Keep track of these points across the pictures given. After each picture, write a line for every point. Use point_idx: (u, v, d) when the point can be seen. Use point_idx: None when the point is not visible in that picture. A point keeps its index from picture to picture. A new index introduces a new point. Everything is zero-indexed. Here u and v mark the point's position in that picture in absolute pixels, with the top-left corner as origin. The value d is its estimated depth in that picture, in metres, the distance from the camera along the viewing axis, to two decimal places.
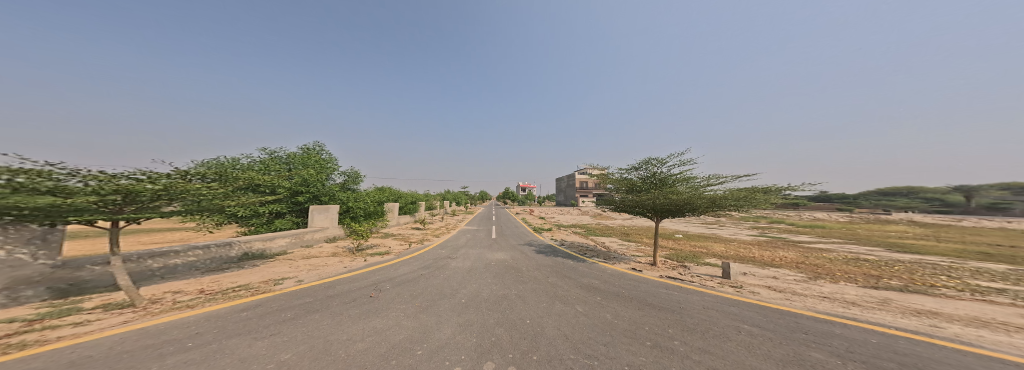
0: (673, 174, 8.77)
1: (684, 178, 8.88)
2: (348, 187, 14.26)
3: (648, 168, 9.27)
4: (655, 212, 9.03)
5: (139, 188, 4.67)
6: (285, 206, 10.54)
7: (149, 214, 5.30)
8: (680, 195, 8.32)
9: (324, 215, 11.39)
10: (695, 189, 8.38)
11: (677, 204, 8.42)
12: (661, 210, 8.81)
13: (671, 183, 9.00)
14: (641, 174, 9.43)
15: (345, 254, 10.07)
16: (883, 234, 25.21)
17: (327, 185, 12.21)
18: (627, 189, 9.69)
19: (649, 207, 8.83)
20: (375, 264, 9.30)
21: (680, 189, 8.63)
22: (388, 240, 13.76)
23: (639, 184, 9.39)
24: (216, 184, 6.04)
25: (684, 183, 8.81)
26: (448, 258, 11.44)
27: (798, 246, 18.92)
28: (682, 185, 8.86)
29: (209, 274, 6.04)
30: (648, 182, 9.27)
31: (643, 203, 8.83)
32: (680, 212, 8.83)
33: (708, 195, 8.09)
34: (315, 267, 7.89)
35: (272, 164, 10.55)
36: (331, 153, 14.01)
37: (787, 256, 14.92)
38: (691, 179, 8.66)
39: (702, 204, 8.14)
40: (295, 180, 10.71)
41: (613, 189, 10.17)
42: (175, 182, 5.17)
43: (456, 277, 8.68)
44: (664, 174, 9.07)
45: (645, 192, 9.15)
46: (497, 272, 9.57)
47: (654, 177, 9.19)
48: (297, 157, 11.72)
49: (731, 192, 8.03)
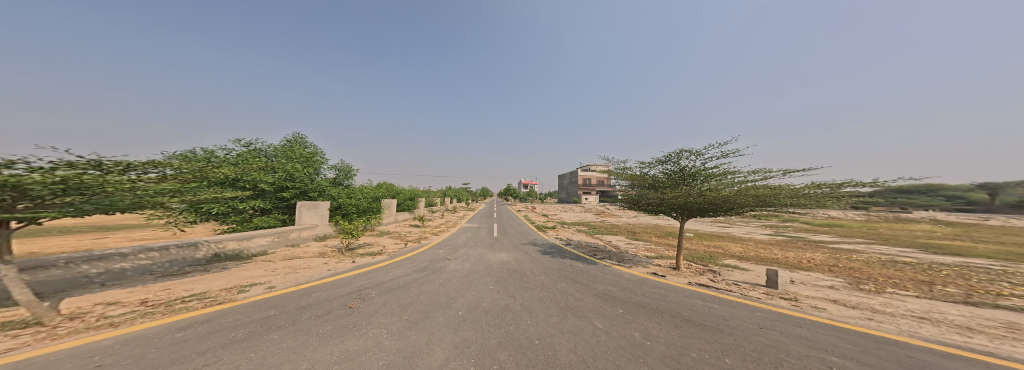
0: (706, 168, 7.63)
1: (719, 172, 7.73)
2: (339, 182, 13.33)
3: (675, 162, 8.15)
4: (683, 211, 7.91)
5: (20, 180, 3.93)
6: (269, 201, 9.69)
7: (57, 212, 4.60)
8: (719, 192, 7.18)
9: (312, 212, 10.53)
10: (735, 184, 7.23)
11: (713, 202, 7.30)
12: (691, 209, 7.70)
13: (704, 178, 7.86)
14: (667, 169, 8.31)
15: (334, 254, 9.17)
16: (910, 234, 23.64)
17: (315, 180, 11.32)
18: (649, 187, 8.58)
19: (679, 206, 7.72)
20: (364, 266, 8.40)
21: (715, 184, 7.49)
22: (382, 239, 12.80)
23: (663, 181, 8.31)
24: (151, 182, 5.30)
25: (719, 177, 7.66)
26: (447, 260, 10.50)
27: (823, 247, 17.60)
28: (718, 181, 7.73)
29: (163, 280, 5.05)
30: (675, 178, 8.16)
31: (670, 201, 7.71)
32: (713, 211, 7.71)
33: (754, 191, 6.91)
34: (296, 270, 6.99)
35: (252, 157, 9.67)
36: (319, 146, 13.11)
37: (816, 258, 13.70)
38: (728, 174, 7.51)
39: (746, 202, 6.98)
40: (277, 175, 9.81)
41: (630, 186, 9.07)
42: (83, 175, 4.46)
43: (453, 282, 7.73)
44: (696, 168, 7.93)
45: (672, 188, 8.02)
46: (500, 276, 8.60)
47: (683, 171, 8.06)
48: (280, 149, 10.84)
49: (782, 187, 6.85)
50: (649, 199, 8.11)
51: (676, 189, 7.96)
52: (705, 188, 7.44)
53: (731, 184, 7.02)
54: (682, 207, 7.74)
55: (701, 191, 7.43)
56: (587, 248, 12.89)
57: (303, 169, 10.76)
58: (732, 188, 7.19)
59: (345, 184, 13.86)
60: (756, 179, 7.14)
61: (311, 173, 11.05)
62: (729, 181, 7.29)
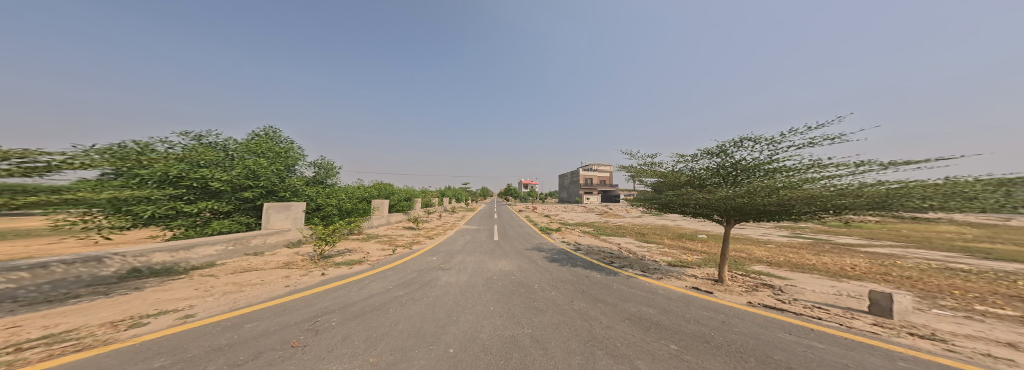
0: (770, 161, 6.10)
1: (793, 166, 6.08)
2: (318, 181, 11.87)
3: (726, 154, 6.67)
4: (737, 215, 6.35)
5: None
6: (227, 201, 8.09)
7: None
8: (791, 190, 5.61)
9: (282, 214, 9.03)
10: (814, 180, 5.61)
11: (781, 203, 5.73)
12: (750, 211, 6.14)
13: (772, 174, 6.21)
14: (714, 163, 6.82)
15: (304, 264, 7.59)
16: (938, 235, 22.20)
17: (285, 179, 9.88)
18: (691, 185, 7.08)
19: (739, 208, 6.14)
20: (338, 279, 6.87)
21: (782, 180, 5.93)
22: (367, 245, 11.29)
23: (710, 177, 6.79)
24: None
25: (791, 172, 6.02)
26: (440, 269, 8.96)
27: (855, 251, 16.02)
28: (797, 176, 5.98)
29: (23, 314, 3.60)
30: (724, 174, 6.67)
31: (722, 202, 6.15)
32: (778, 215, 6.12)
33: (842, 188, 5.29)
34: (241, 287, 5.20)
35: (206, 151, 8.19)
36: (293, 142, 11.71)
37: (857, 264, 12.13)
38: (799, 168, 5.94)
39: (831, 204, 5.34)
40: (235, 171, 8.28)
41: (665, 184, 7.56)
42: None
43: (445, 302, 6.22)
44: (760, 161, 6.32)
45: (727, 187, 6.49)
46: (503, 292, 7.04)
47: (742, 166, 6.46)
48: (243, 144, 9.38)
49: (884, 185, 5.21)
50: (691, 200, 6.58)
51: (731, 188, 6.43)
52: (770, 185, 5.88)
53: (809, 180, 5.44)
54: (738, 209, 6.17)
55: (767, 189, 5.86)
56: (601, 255, 11.29)
57: (268, 166, 9.29)
58: (808, 185, 5.60)
59: (325, 183, 12.43)
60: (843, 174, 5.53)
61: (279, 171, 9.64)
62: (803, 176, 5.71)
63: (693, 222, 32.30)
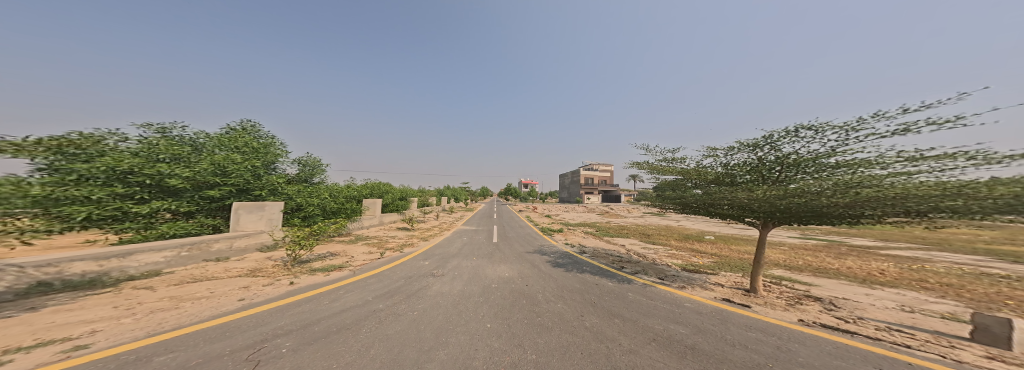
0: (821, 154, 5.16)
1: (864, 160, 4.97)
2: (301, 180, 10.91)
3: (768, 148, 5.73)
4: (778, 217, 5.39)
5: None
6: (186, 200, 6.93)
7: None
8: (852, 190, 4.64)
9: (254, 215, 8.04)
10: (893, 176, 4.54)
11: (838, 205, 4.75)
12: (801, 214, 5.16)
13: (835, 170, 5.14)
14: (751, 158, 5.91)
15: (274, 271, 6.64)
16: (953, 236, 21.47)
17: (262, 176, 8.93)
18: (722, 183, 6.14)
19: (788, 211, 5.17)
20: (312, 289, 5.91)
21: (847, 177, 4.89)
22: (354, 248, 10.33)
23: (746, 174, 5.87)
24: None
25: (861, 167, 4.94)
26: (431, 276, 7.99)
27: (875, 254, 15.12)
28: (870, 171, 4.87)
29: None
30: (765, 171, 5.73)
31: (762, 203, 5.20)
32: (830, 219, 5.12)
33: (918, 187, 4.30)
34: (177, 303, 4.15)
35: (168, 144, 7.06)
36: (274, 136, 10.73)
37: (885, 269, 11.21)
38: (859, 163, 4.96)
39: (904, 206, 4.35)
40: (198, 166, 7.19)
41: (691, 182, 6.66)
42: None
43: (432, 320, 5.25)
44: (818, 155, 5.27)
45: (771, 185, 5.55)
46: (504, 306, 6.06)
47: (790, 161, 5.48)
48: (214, 138, 8.37)
49: (981, 184, 4.14)
50: (724, 200, 5.65)
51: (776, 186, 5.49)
52: (827, 184, 4.89)
53: (876, 176, 4.47)
54: (781, 212, 5.22)
55: (826, 188, 4.87)
56: (609, 259, 10.34)
57: (240, 163, 8.27)
58: (880, 182, 4.55)
59: (310, 182, 11.46)
60: (919, 171, 4.54)
61: (253, 167, 8.64)
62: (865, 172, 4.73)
63: (698, 223, 31.46)
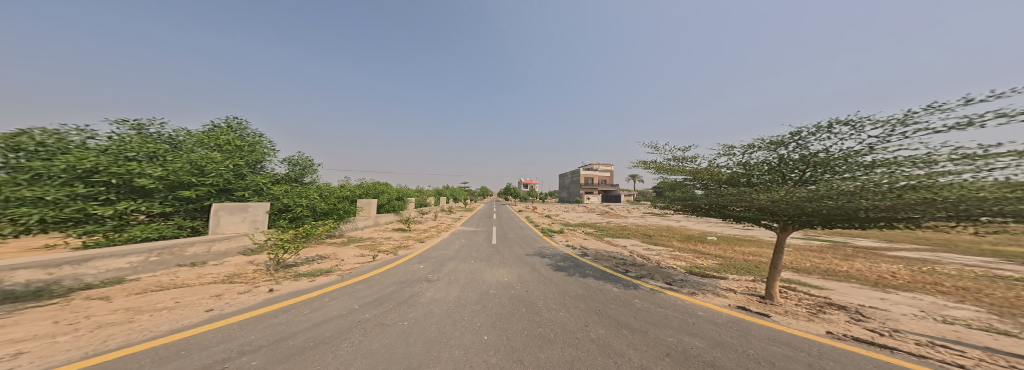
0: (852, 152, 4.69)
1: (907, 157, 4.42)
2: (291, 179, 10.45)
3: (793, 145, 5.27)
4: (803, 221, 4.93)
5: None
6: (158, 201, 6.44)
7: None
8: (889, 191, 4.17)
9: (236, 217, 7.63)
10: (941, 176, 4.01)
11: (872, 208, 4.28)
12: (830, 217, 4.69)
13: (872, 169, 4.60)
14: (772, 156, 5.46)
15: (253, 277, 6.20)
16: (959, 237, 21.14)
17: (246, 175, 8.46)
18: (738, 183, 5.77)
19: (816, 214, 4.70)
20: (293, 297, 5.46)
21: (885, 176, 4.37)
22: (345, 251, 9.90)
23: (766, 174, 5.43)
24: None
25: (903, 166, 4.40)
26: (424, 281, 7.55)
27: (883, 255, 14.74)
28: (915, 170, 4.32)
29: None
30: (788, 170, 5.28)
31: (785, 205, 4.77)
32: (862, 223, 4.65)
33: (970, 187, 3.80)
34: (132, 316, 3.71)
35: (141, 141, 6.56)
36: (262, 134, 10.19)
37: (896, 272, 10.83)
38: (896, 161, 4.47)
39: (952, 209, 3.86)
40: (172, 165, 6.67)
41: (705, 183, 6.30)
42: None
43: (422, 332, 4.80)
44: (851, 152, 4.76)
45: (795, 186, 5.10)
46: (502, 316, 5.59)
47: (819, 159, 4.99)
48: (194, 135, 7.87)
49: None
50: (741, 201, 5.26)
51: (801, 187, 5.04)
52: (861, 184, 4.39)
53: (918, 176, 4.00)
54: (807, 215, 4.76)
55: (859, 188, 4.38)
56: (612, 262, 9.91)
57: (220, 161, 7.75)
58: (925, 183, 4.03)
59: (301, 182, 10.99)
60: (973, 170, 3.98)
61: (235, 166, 8.15)
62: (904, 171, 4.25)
63: (699, 223, 31.13)
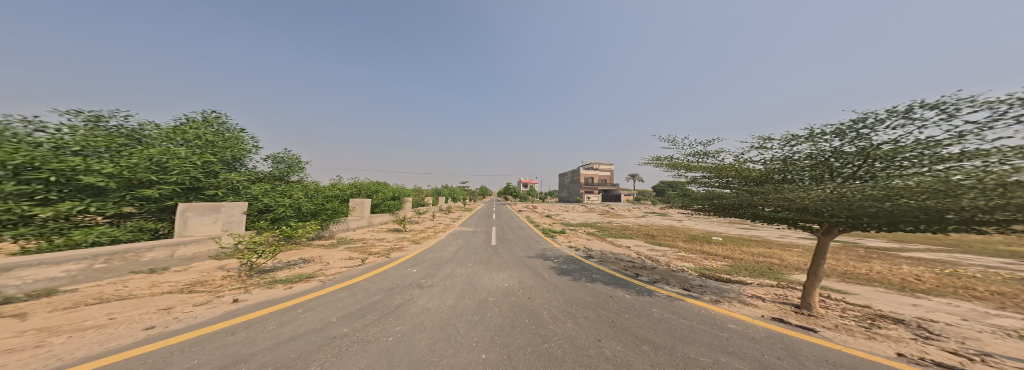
0: (925, 144, 3.91)
1: (1009, 149, 3.56)
2: (275, 177, 9.76)
3: (850, 136, 4.49)
4: (858, 225, 4.20)
5: None
6: (111, 202, 5.83)
7: None
8: (984, 190, 3.38)
9: (205, 217, 7.05)
10: None
11: (956, 210, 3.53)
12: (895, 220, 3.95)
13: (959, 163, 3.78)
14: (821, 148, 4.72)
15: (217, 287, 5.52)
16: (974, 238, 20.46)
17: (220, 173, 7.76)
18: (774, 181, 5.07)
19: (878, 217, 3.97)
20: (260, 310, 4.75)
21: (975, 173, 3.58)
22: (333, 253, 9.24)
23: (811, 169, 4.72)
24: None
25: (1001, 159, 3.56)
26: (416, 287, 6.84)
27: (899, 257, 14.09)
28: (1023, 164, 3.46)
29: None
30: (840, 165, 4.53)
31: (837, 206, 4.06)
32: (940, 226, 3.87)
33: None
34: (43, 338, 3.16)
35: (93, 135, 5.87)
36: (243, 129, 9.41)
37: (920, 275, 10.18)
38: (988, 153, 3.67)
39: None
40: (127, 160, 5.97)
41: (734, 180, 5.65)
42: None
43: (407, 351, 4.08)
44: (931, 144, 3.94)
45: (852, 183, 4.35)
46: (503, 332, 4.86)
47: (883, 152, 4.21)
48: (162, 129, 7.13)
49: None
50: (779, 201, 4.60)
51: (858, 184, 4.29)
52: (943, 183, 3.62)
53: None
54: (864, 217, 4.04)
55: (937, 186, 3.62)
56: (620, 265, 9.23)
57: (187, 157, 7.01)
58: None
59: (287, 180, 10.30)
60: None
61: (206, 162, 7.40)
62: (999, 167, 3.48)
63: (703, 223, 30.48)
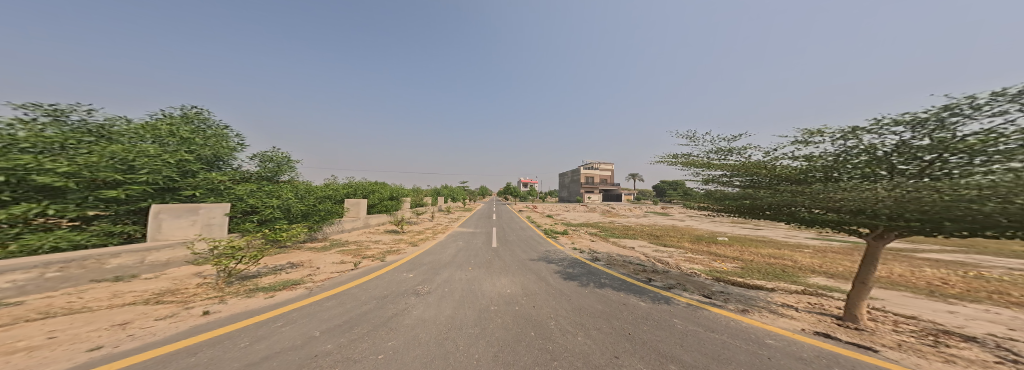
0: (1019, 135, 3.32)
1: None
2: (262, 177, 9.21)
3: (930, 128, 3.84)
4: (928, 230, 3.60)
5: None
6: (72, 204, 5.33)
7: None
8: None
9: (182, 220, 6.53)
10: None
11: None
12: (980, 225, 3.32)
13: None
14: (884, 143, 4.10)
15: (188, 297, 4.96)
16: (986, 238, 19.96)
17: (197, 173, 7.22)
18: (818, 180, 4.50)
19: (961, 221, 3.35)
20: (235, 323, 4.20)
21: None
22: (324, 257, 8.70)
23: (869, 165, 4.12)
24: None
25: None
26: (413, 294, 6.28)
27: (915, 258, 13.56)
28: None
29: None
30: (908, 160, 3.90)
31: (910, 207, 3.47)
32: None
33: None
34: None
35: (47, 131, 5.32)
36: (227, 126, 8.85)
37: (945, 278, 9.65)
38: None
39: None
40: (86, 158, 5.40)
41: (768, 180, 5.10)
42: None
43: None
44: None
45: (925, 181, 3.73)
46: (512, 349, 4.27)
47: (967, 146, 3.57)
48: (133, 124, 6.58)
49: None
50: (830, 202, 4.04)
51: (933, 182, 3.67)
52: None
53: None
54: (941, 221, 3.43)
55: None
56: (630, 268, 8.68)
57: (157, 155, 6.47)
58: None
59: (276, 180, 9.74)
60: None
61: (180, 161, 6.84)
62: None
63: (707, 223, 29.99)
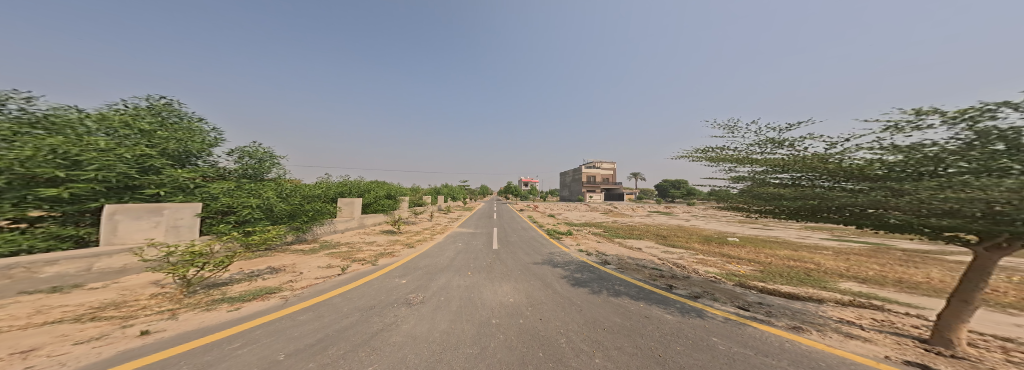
0: None
1: None
2: (243, 173, 8.44)
3: None
4: None
5: None
6: (7, 204, 4.61)
7: None
8: None
9: (142, 221, 5.75)
10: None
11: None
12: None
13: None
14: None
15: (132, 311, 4.15)
16: None
17: (163, 170, 6.45)
18: (918, 174, 3.66)
19: None
20: (180, 347, 3.38)
21: None
22: (310, 261, 7.92)
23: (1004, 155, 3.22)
24: None
25: None
26: (405, 305, 5.45)
27: (947, 261, 12.64)
28: None
29: None
30: None
31: None
32: None
33: None
34: None
35: None
36: (202, 118, 8.09)
37: (991, 284, 8.76)
38: None
39: None
40: (18, 151, 4.64)
41: (840, 176, 4.27)
42: None
43: None
44: None
45: None
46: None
47: None
48: (86, 115, 5.85)
49: None
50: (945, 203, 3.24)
51: None
52: None
53: None
54: None
55: None
56: (646, 273, 7.84)
57: (111, 149, 5.64)
58: None
59: (259, 176, 8.98)
60: None
61: (141, 156, 6.06)
62: None
63: (714, 223, 29.06)
